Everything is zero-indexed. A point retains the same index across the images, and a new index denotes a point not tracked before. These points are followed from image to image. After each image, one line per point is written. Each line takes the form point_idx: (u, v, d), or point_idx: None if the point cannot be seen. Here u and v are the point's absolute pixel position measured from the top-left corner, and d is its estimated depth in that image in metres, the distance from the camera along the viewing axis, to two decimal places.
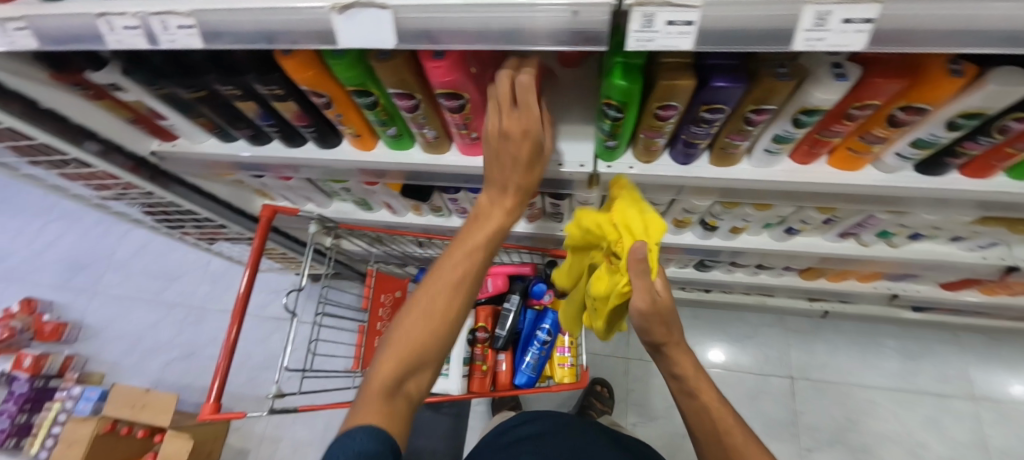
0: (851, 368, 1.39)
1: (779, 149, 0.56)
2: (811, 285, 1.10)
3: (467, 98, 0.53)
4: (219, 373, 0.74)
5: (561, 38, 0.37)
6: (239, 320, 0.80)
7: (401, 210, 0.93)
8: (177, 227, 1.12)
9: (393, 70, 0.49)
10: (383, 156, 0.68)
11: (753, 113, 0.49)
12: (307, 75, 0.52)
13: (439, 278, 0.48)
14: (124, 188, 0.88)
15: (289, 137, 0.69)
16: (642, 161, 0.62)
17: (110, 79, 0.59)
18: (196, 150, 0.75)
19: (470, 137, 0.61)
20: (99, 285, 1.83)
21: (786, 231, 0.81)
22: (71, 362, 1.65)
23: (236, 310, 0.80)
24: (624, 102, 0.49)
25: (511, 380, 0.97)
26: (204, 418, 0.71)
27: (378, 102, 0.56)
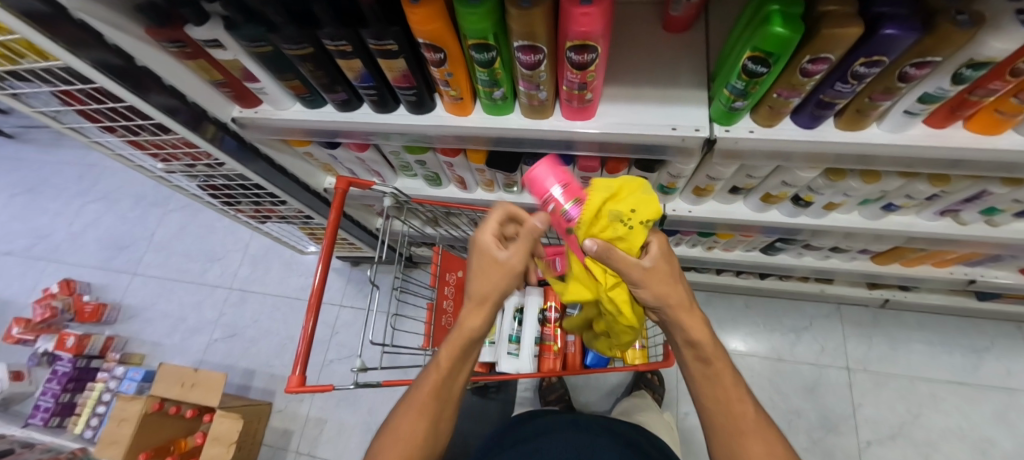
0: (907, 359, 1.36)
1: (921, 111, 0.53)
2: (882, 270, 1.07)
3: (599, 51, 0.50)
4: (302, 346, 0.72)
5: None
6: (314, 312, 0.75)
7: (473, 185, 0.91)
8: (234, 204, 1.10)
9: (530, 20, 0.46)
10: (481, 122, 0.66)
11: (912, 66, 0.46)
12: (431, 27, 0.49)
13: (435, 372, 0.60)
14: (193, 160, 0.87)
15: (383, 102, 0.66)
16: (762, 126, 0.60)
17: (212, 35, 0.57)
18: (279, 117, 0.73)
19: (584, 100, 0.58)
20: (138, 267, 1.82)
21: (883, 208, 0.78)
22: (112, 343, 1.66)
23: (312, 301, 0.75)
24: (775, 54, 0.46)
25: (581, 361, 0.94)
26: (291, 390, 0.70)
27: (496, 59, 0.54)
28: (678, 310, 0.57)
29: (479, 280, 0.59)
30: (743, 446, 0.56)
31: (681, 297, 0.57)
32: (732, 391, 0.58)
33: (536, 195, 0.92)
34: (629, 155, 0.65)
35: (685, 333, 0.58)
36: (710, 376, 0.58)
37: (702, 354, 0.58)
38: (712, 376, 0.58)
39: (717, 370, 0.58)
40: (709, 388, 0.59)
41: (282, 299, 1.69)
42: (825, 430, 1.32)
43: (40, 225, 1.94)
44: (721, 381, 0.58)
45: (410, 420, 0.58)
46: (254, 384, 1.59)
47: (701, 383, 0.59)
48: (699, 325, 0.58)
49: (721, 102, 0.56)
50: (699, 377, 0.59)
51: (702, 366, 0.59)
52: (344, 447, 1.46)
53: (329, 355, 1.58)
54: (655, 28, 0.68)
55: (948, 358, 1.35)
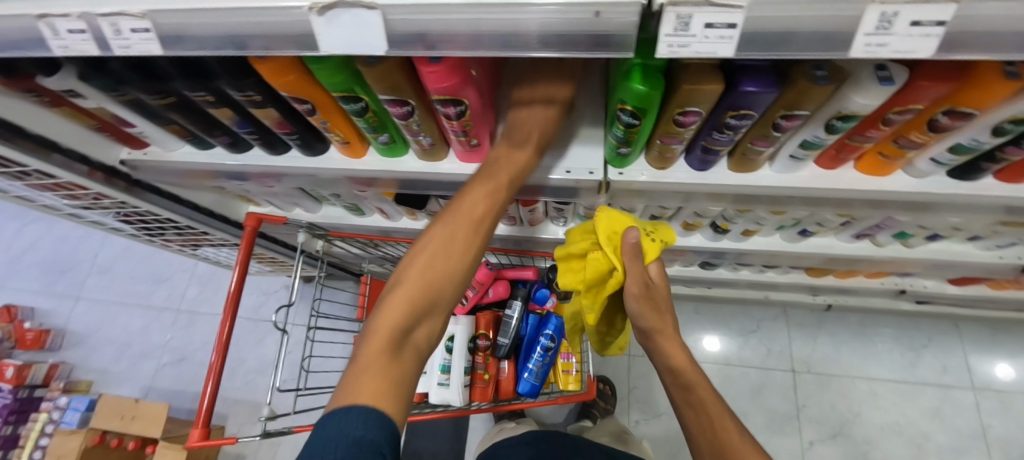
0: (851, 360, 1.38)
1: (806, 155, 0.52)
2: (816, 282, 1.07)
3: (468, 103, 0.48)
4: (207, 396, 0.70)
5: (580, 43, 0.32)
6: (231, 318, 0.76)
7: (394, 215, 0.88)
8: (158, 235, 1.06)
9: (383, 75, 0.43)
10: (374, 164, 0.63)
11: (782, 118, 0.45)
12: (286, 81, 0.46)
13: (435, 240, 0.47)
14: (95, 198, 0.82)
15: (270, 144, 0.63)
16: (655, 168, 0.58)
17: (64, 86, 0.53)
18: (168, 159, 0.69)
19: (470, 144, 0.56)
20: (83, 290, 1.76)
21: (800, 233, 0.77)
22: (56, 371, 1.59)
23: (227, 307, 0.76)
24: (641, 107, 0.44)
25: (514, 388, 0.94)
26: (192, 446, 0.67)
27: (367, 108, 0.51)
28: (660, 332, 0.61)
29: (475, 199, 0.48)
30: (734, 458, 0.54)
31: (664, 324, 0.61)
32: (720, 413, 0.58)
33: None
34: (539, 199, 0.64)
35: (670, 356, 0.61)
36: (693, 401, 0.59)
37: (687, 383, 0.60)
38: (697, 401, 0.59)
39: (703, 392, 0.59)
40: (698, 409, 0.59)
41: None
42: (773, 433, 1.34)
43: None
44: (704, 402, 0.59)
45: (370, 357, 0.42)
46: None
47: (687, 406, 0.60)
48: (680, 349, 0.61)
49: (609, 146, 0.54)
50: (685, 402, 0.60)
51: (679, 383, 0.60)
52: None
53: None
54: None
55: (889, 357, 1.37)
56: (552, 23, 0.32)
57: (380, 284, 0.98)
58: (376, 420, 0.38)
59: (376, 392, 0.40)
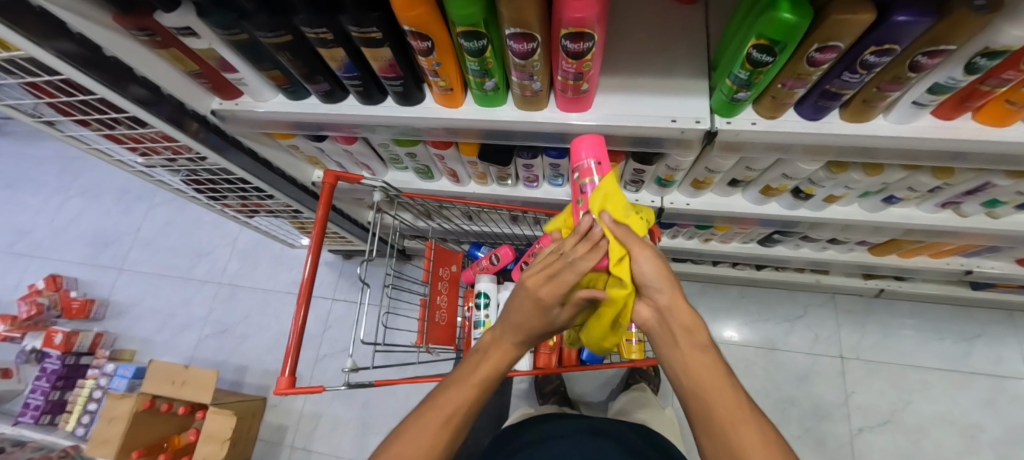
0: (901, 348, 1.36)
1: (931, 102, 0.51)
2: (878, 261, 1.06)
3: (595, 39, 0.47)
4: (292, 347, 0.71)
5: None
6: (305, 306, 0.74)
7: (464, 178, 0.88)
8: (220, 199, 1.07)
9: (521, 4, 0.43)
10: (472, 114, 0.63)
11: (924, 55, 0.44)
12: (417, 13, 0.46)
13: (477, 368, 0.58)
14: (174, 154, 0.83)
15: (368, 93, 0.63)
16: (764, 117, 0.57)
17: (183, 22, 0.53)
18: (260, 109, 0.69)
19: (579, 90, 0.56)
20: (125, 262, 1.79)
21: (884, 200, 0.76)
22: (101, 340, 1.64)
23: (302, 294, 0.74)
24: (780, 41, 0.43)
25: (577, 355, 0.94)
26: (280, 392, 0.68)
27: (486, 47, 0.51)
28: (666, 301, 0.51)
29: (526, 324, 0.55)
30: (739, 436, 0.45)
31: (675, 294, 0.51)
32: (726, 393, 0.47)
33: (530, 187, 0.89)
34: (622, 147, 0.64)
35: (676, 326, 0.51)
36: (692, 370, 0.49)
37: (695, 343, 0.51)
38: (699, 371, 0.49)
39: (703, 359, 0.49)
40: (702, 376, 0.49)
41: (274, 293, 1.66)
42: (820, 419, 1.33)
43: (22, 220, 1.90)
44: (706, 377, 0.49)
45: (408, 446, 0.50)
46: (247, 380, 1.57)
47: (684, 376, 0.50)
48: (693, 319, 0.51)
49: (723, 92, 0.54)
50: (682, 369, 0.50)
51: (686, 354, 0.50)
52: (339, 440, 1.46)
53: (322, 349, 1.56)
54: (664, 9, 0.66)
55: (940, 346, 1.35)
56: None
57: (443, 250, 0.98)
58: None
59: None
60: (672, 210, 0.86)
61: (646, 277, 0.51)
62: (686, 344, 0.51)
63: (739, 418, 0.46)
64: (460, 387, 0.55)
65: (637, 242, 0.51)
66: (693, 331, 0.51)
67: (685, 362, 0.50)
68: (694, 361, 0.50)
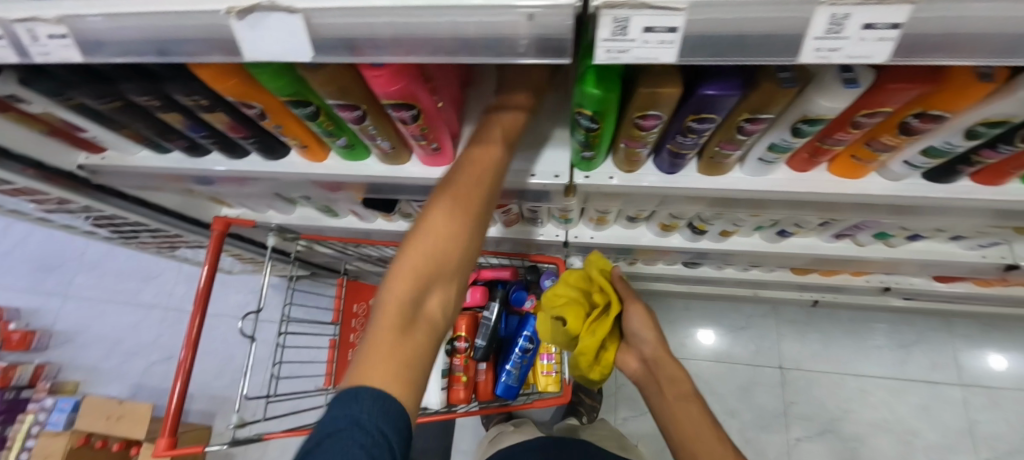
0: (839, 356, 1.38)
1: (775, 158, 0.50)
2: (802, 280, 1.06)
3: (420, 107, 0.46)
4: (173, 405, 0.69)
5: (520, 48, 0.30)
6: (202, 311, 0.75)
7: (369, 217, 0.86)
8: (134, 237, 1.05)
9: (327, 80, 0.41)
10: (336, 169, 0.61)
11: (746, 122, 0.43)
12: (229, 86, 0.44)
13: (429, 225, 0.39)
14: (60, 203, 0.80)
15: (229, 147, 0.61)
16: (623, 171, 0.56)
17: (7, 91, 0.50)
18: (128, 163, 0.67)
19: (431, 148, 0.54)
20: (70, 289, 1.75)
21: (778, 233, 0.76)
22: (43, 371, 1.56)
23: (197, 304, 0.75)
24: (599, 111, 0.42)
25: (493, 390, 0.93)
26: (159, 455, 0.66)
27: (319, 112, 0.49)
28: (657, 354, 0.75)
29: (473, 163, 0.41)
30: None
31: (662, 351, 0.75)
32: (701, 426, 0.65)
33: None
34: (517, 200, 0.63)
35: (666, 378, 0.73)
36: (681, 413, 0.68)
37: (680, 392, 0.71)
38: (688, 417, 0.67)
39: (688, 409, 0.68)
40: (686, 421, 0.67)
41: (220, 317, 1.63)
42: (760, 430, 1.34)
43: None
44: (684, 410, 0.68)
45: (387, 328, 0.37)
46: (194, 407, 1.54)
47: (674, 421, 0.68)
48: (679, 377, 0.72)
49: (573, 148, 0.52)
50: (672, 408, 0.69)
51: (675, 395, 0.70)
52: None
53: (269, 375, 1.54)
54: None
55: (877, 353, 1.37)
56: (491, 24, 0.29)
57: (358, 285, 0.97)
58: (384, 409, 0.33)
59: (387, 376, 0.35)
60: (577, 244, 0.85)
61: (637, 331, 0.76)
62: (673, 397, 0.70)
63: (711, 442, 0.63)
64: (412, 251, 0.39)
65: (635, 304, 0.77)
66: (676, 381, 0.72)
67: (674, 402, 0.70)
68: (678, 400, 0.70)
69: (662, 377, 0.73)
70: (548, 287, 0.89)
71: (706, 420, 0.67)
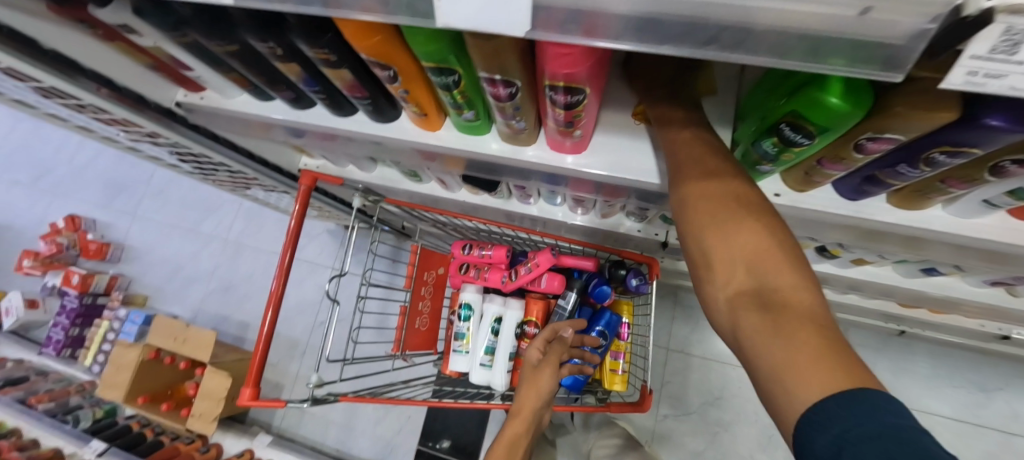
0: (911, 390, 1.27)
1: (1009, 204, 0.40)
2: (905, 313, 0.95)
3: (587, 93, 0.38)
4: (257, 357, 0.69)
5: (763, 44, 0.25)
6: (283, 277, 0.73)
7: (454, 186, 0.81)
8: (211, 173, 1.04)
9: (493, 51, 0.34)
10: (451, 142, 0.55)
11: (1013, 162, 0.33)
12: (373, 43, 0.38)
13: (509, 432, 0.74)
14: (150, 135, 0.79)
15: (337, 105, 0.55)
16: (792, 188, 0.47)
17: (119, 20, 0.45)
18: (225, 107, 0.63)
19: (572, 136, 0.47)
20: (138, 210, 1.82)
21: (923, 270, 0.66)
22: (115, 282, 1.71)
23: (278, 281, 0.72)
24: (826, 127, 0.33)
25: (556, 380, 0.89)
26: (243, 404, 0.67)
27: (460, 83, 0.42)
28: (700, 191, 0.36)
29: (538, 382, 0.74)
30: (768, 296, 0.30)
31: (706, 154, 0.38)
32: (750, 219, 0.33)
33: (524, 202, 0.82)
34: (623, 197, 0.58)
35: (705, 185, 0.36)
36: (723, 283, 0.33)
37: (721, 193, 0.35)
38: (729, 233, 0.33)
39: (746, 215, 0.33)
40: (726, 240, 0.33)
41: (276, 255, 1.66)
42: None
43: (43, 158, 1.95)
44: (747, 244, 0.33)
45: None
46: (249, 337, 1.62)
47: (715, 241, 0.34)
48: (746, 195, 0.35)
49: (745, 160, 0.45)
50: (709, 247, 0.34)
51: (712, 244, 0.34)
52: (331, 406, 1.51)
53: (316, 318, 1.58)
54: None
55: (955, 395, 1.25)
56: (795, 16, 0.23)
57: (430, 254, 0.94)
58: None
59: None
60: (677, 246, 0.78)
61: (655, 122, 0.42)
62: (727, 217, 0.34)
63: (798, 310, 0.29)
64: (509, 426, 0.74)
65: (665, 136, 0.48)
66: (730, 196, 0.35)
67: (694, 258, 0.36)
68: (713, 258, 0.34)
69: (686, 214, 0.37)
70: (633, 287, 0.82)
71: (795, 253, 0.32)
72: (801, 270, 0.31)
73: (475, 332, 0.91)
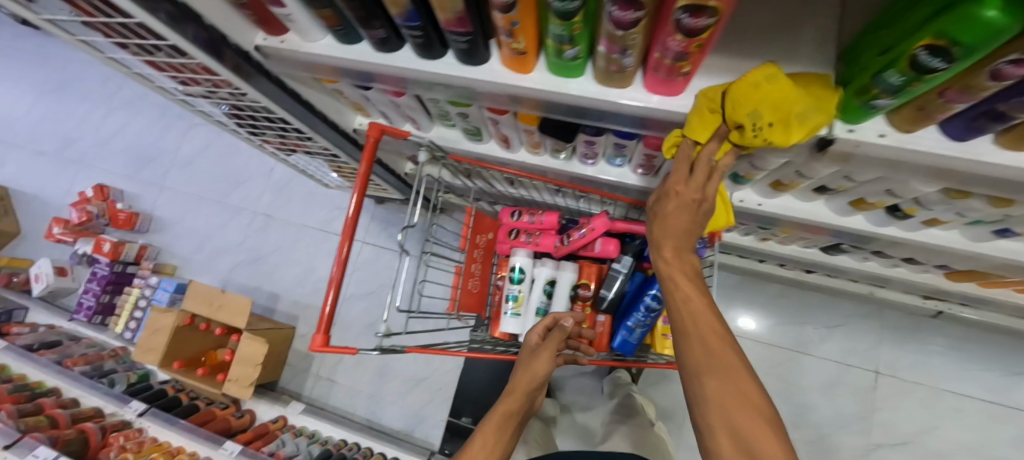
0: (943, 372, 1.28)
1: None
2: (953, 287, 0.95)
3: (720, 17, 0.38)
4: (328, 303, 0.69)
5: None
6: (350, 229, 0.73)
7: (516, 145, 0.81)
8: (259, 134, 1.05)
9: None
10: (544, 84, 0.55)
11: None
12: None
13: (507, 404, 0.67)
14: (215, 86, 0.79)
15: (428, 46, 0.55)
16: (897, 129, 0.47)
17: None
18: (306, 50, 0.63)
19: (680, 72, 0.47)
20: (166, 181, 1.82)
21: (994, 231, 0.66)
22: (146, 251, 1.70)
23: (346, 230, 0.72)
24: (976, 47, 0.33)
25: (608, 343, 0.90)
26: (315, 350, 0.67)
27: (580, 11, 0.42)
28: (696, 313, 0.47)
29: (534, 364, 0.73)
30: (735, 414, 0.41)
31: (711, 320, 0.47)
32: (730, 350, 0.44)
33: (584, 163, 0.83)
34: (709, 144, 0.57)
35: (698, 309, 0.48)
36: (710, 413, 0.43)
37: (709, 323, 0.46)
38: (713, 355, 0.44)
39: (725, 345, 0.45)
40: (708, 357, 0.44)
41: (305, 228, 1.67)
42: (838, 428, 1.29)
43: (69, 128, 1.94)
44: (727, 364, 0.44)
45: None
46: (278, 308, 1.62)
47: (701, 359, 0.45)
48: (730, 341, 0.45)
49: (859, 95, 0.44)
50: (696, 358, 0.45)
51: (702, 349, 0.45)
52: (360, 377, 1.52)
53: (346, 290, 1.59)
54: None
55: (987, 377, 1.26)
56: None
57: (482, 217, 0.94)
58: None
59: None
60: (740, 209, 0.78)
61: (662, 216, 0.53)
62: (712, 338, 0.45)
63: (758, 428, 0.40)
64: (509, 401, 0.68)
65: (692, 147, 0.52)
66: (720, 327, 0.46)
67: (686, 362, 0.46)
68: (707, 367, 0.44)
69: (695, 374, 0.45)
70: (692, 251, 0.82)
71: (776, 420, 0.41)
72: (781, 440, 0.40)
73: (526, 295, 0.91)
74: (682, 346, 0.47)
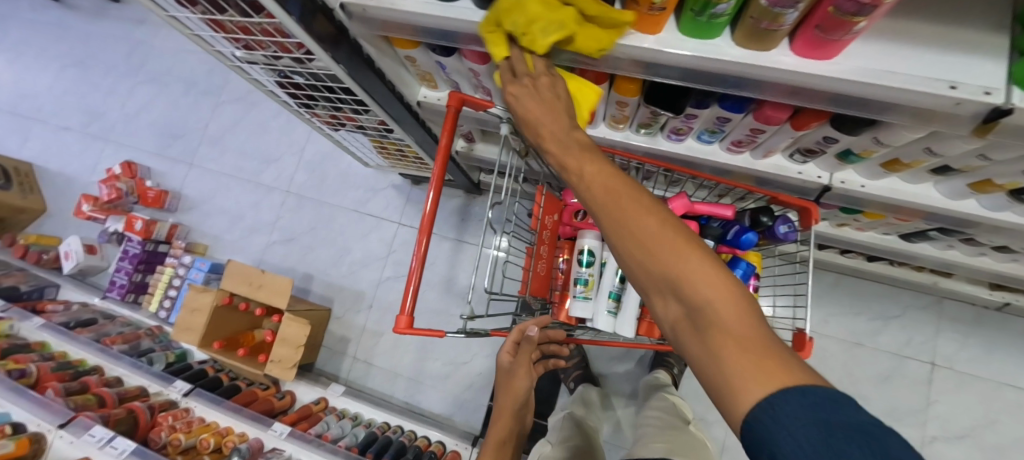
0: (1003, 365, 1.25)
1: None
2: None
3: None
4: (412, 282, 0.65)
5: None
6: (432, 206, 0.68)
7: (599, 118, 0.76)
8: (313, 106, 1.00)
9: None
10: (671, 46, 0.50)
11: None
12: None
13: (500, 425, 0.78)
14: (282, 50, 0.74)
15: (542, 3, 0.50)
16: None
17: None
18: (398, 8, 0.57)
19: (850, 30, 0.41)
20: (195, 158, 1.78)
21: None
22: (175, 231, 1.68)
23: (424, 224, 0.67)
24: None
25: None
26: (399, 332, 0.64)
27: None
28: (619, 209, 0.39)
29: (511, 378, 0.80)
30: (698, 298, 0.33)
31: (622, 200, 0.39)
32: (666, 237, 0.36)
33: (671, 140, 0.78)
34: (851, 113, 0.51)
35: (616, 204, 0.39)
36: (679, 321, 0.35)
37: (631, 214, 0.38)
38: (651, 250, 0.36)
39: (657, 233, 0.36)
40: (648, 251, 0.36)
41: (340, 209, 1.63)
42: (892, 420, 1.26)
43: (93, 102, 1.89)
44: (669, 254, 0.35)
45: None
46: (313, 289, 1.60)
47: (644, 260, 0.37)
48: (666, 225, 0.37)
49: None
50: (635, 258, 0.37)
51: (641, 252, 0.37)
52: (398, 360, 1.50)
53: (383, 272, 1.56)
54: None
55: None
56: None
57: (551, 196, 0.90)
58: None
59: None
60: (841, 190, 0.73)
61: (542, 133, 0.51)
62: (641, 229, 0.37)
63: (726, 311, 0.32)
64: (502, 415, 0.79)
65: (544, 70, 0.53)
66: (647, 214, 0.37)
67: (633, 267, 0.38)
68: (654, 269, 0.36)
69: (639, 268, 0.37)
70: (782, 234, 0.78)
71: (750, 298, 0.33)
72: (748, 313, 0.32)
73: (596, 278, 0.87)
74: (598, 218, 0.40)
